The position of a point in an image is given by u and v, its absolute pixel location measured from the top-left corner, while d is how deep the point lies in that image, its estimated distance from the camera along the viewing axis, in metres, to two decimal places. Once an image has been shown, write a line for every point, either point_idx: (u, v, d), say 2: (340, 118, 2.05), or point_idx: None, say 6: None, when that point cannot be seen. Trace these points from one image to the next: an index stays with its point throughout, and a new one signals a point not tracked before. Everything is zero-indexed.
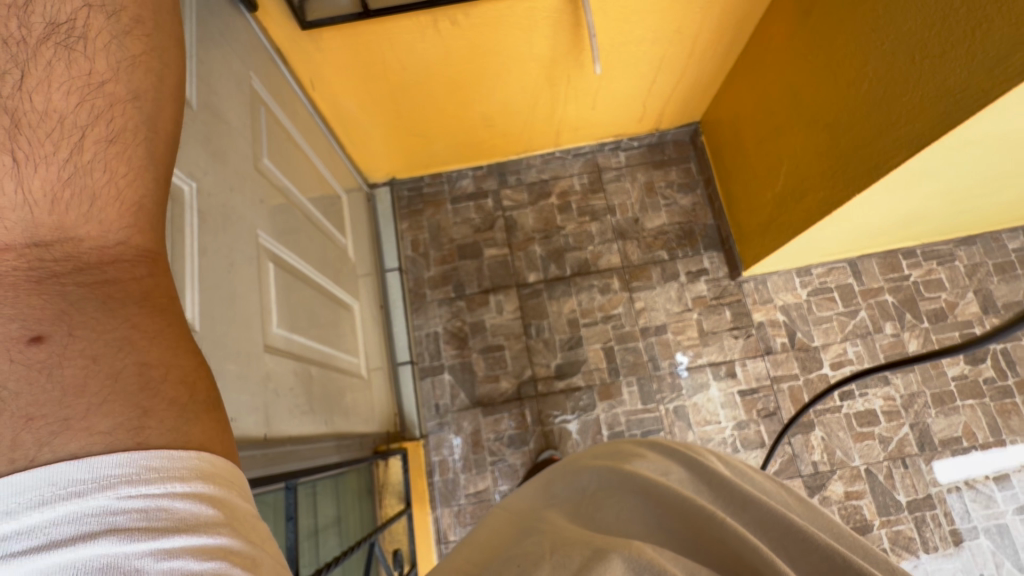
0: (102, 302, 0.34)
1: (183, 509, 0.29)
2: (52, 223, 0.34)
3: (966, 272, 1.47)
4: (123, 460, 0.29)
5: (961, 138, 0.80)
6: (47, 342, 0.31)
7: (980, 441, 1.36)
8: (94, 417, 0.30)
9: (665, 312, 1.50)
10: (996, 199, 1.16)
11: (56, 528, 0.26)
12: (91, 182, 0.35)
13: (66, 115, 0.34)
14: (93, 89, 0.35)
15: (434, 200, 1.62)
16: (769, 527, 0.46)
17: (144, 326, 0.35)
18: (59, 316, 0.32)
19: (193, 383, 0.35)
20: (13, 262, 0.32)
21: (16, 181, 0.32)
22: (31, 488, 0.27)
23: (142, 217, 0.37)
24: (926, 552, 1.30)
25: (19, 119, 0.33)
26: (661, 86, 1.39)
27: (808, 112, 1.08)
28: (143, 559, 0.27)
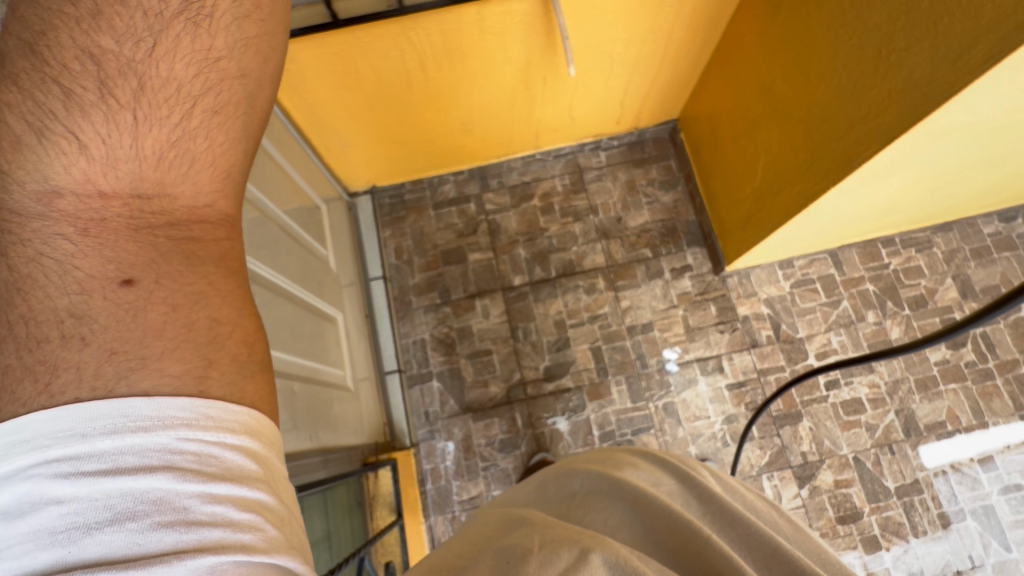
0: (185, 258, 0.40)
1: (230, 460, 0.34)
2: (155, 177, 0.40)
3: (944, 258, 1.49)
4: (188, 406, 0.34)
5: (931, 128, 0.81)
6: (135, 285, 0.37)
7: (964, 425, 1.38)
8: (168, 359, 0.36)
9: (651, 309, 1.50)
10: (972, 185, 1.18)
11: (123, 457, 0.32)
12: (192, 147, 0.42)
13: (182, 84, 0.41)
14: (208, 64, 0.41)
15: (417, 207, 1.61)
16: (757, 546, 0.46)
17: (218, 284, 0.41)
18: (149, 264, 0.38)
19: (251, 343, 0.41)
20: (116, 209, 0.39)
21: (132, 137, 0.39)
22: (108, 417, 0.32)
23: (227, 184, 0.44)
24: (916, 536, 1.32)
25: (144, 83, 0.39)
26: (637, 85, 1.39)
27: (782, 107, 1.09)
28: (191, 499, 0.32)
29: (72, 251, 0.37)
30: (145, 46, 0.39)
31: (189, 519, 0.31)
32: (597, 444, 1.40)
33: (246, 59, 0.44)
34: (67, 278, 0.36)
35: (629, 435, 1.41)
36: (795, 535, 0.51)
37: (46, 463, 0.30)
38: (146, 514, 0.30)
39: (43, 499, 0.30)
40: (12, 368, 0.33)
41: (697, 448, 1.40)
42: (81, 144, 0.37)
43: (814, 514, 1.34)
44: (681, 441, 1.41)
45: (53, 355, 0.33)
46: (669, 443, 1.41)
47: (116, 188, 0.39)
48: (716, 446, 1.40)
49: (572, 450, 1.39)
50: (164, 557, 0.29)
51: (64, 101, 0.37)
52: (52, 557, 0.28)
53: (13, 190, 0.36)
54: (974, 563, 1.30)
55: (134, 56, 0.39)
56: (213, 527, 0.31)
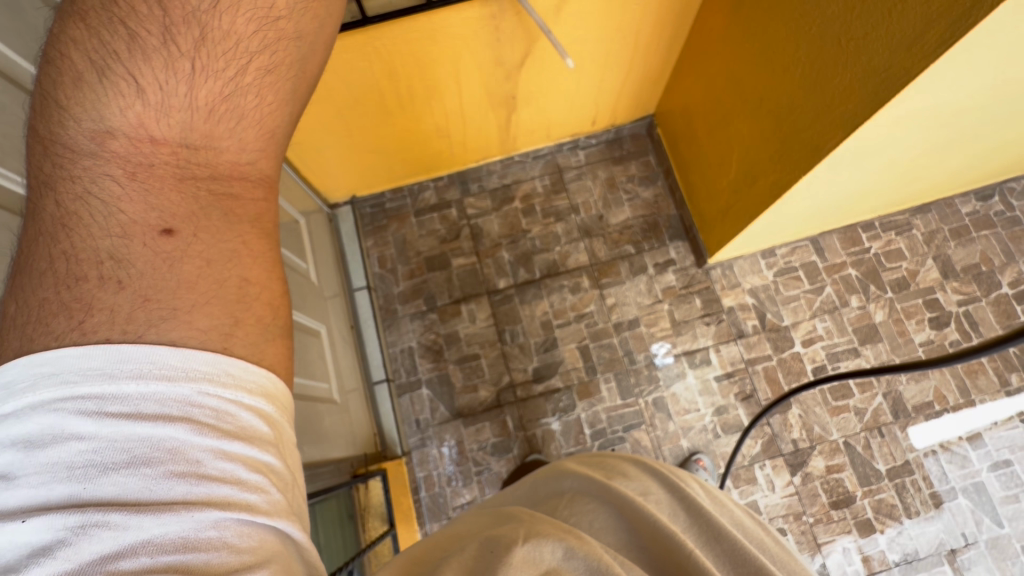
0: (224, 213, 0.39)
1: (244, 420, 0.34)
2: (204, 129, 0.39)
3: (924, 239, 1.50)
4: (210, 361, 0.33)
5: (894, 114, 0.81)
6: (175, 236, 0.36)
7: (951, 404, 1.39)
8: (199, 313, 0.35)
9: (636, 305, 1.51)
10: (948, 165, 1.18)
11: (142, 403, 0.31)
12: (243, 103, 0.40)
13: (241, 39, 0.39)
14: (268, 22, 0.40)
15: (397, 215, 1.61)
16: (739, 563, 0.47)
17: (252, 244, 0.40)
18: (190, 215, 0.37)
19: (278, 307, 0.40)
20: (165, 156, 0.37)
21: (187, 86, 0.37)
22: (133, 361, 0.31)
23: (272, 145, 0.42)
24: (909, 517, 1.32)
25: (205, 33, 0.38)
26: (611, 83, 1.39)
27: (752, 99, 1.09)
28: (205, 453, 0.31)
29: (119, 193, 0.35)
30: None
31: (202, 472, 0.31)
32: (589, 444, 1.40)
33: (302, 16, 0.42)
34: (110, 220, 0.35)
35: (620, 432, 1.41)
36: (778, 555, 0.51)
37: (67, 400, 0.30)
38: (160, 461, 0.30)
39: (62, 433, 0.29)
40: (48, 303, 0.32)
41: (688, 442, 1.41)
42: (138, 88, 0.36)
43: (808, 501, 1.35)
44: (672, 435, 1.41)
45: (89, 294, 0.32)
46: (661, 438, 1.41)
47: (167, 134, 0.37)
48: (708, 438, 1.41)
49: (564, 450, 1.40)
50: (174, 507, 0.29)
51: (128, 43, 0.36)
52: (66, 491, 0.28)
53: (69, 126, 0.35)
54: (968, 541, 1.30)
55: (199, 6, 0.38)
56: (222, 483, 0.31)
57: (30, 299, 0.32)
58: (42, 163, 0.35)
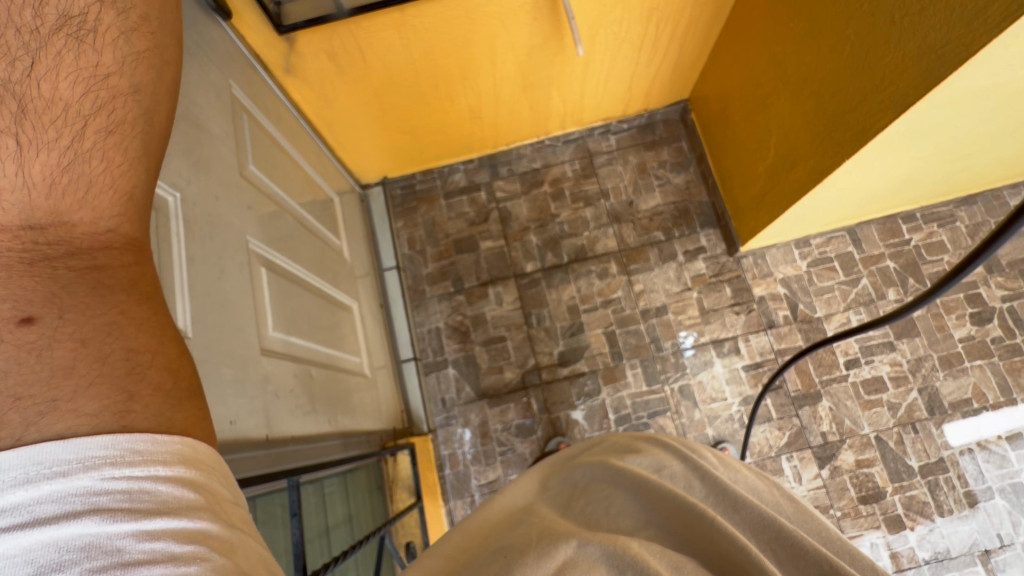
0: (93, 287, 0.38)
1: (164, 493, 0.32)
2: (48, 205, 0.37)
3: (968, 232, 1.45)
4: (111, 441, 0.32)
5: (947, 95, 0.79)
6: (38, 323, 0.34)
7: (990, 402, 1.35)
8: (83, 398, 0.33)
9: (665, 292, 1.49)
10: (994, 155, 1.14)
11: (43, 506, 0.29)
12: (88, 170, 0.39)
13: (70, 103, 0.39)
14: (97, 81, 0.40)
15: (427, 197, 1.62)
16: (761, 528, 0.45)
17: (131, 312, 0.39)
18: (51, 299, 0.35)
19: (177, 369, 0.39)
20: (8, 243, 0.35)
21: (18, 164, 0.36)
22: (19, 467, 0.29)
23: (130, 207, 0.42)
24: (941, 515, 1.29)
25: (25, 104, 0.37)
26: (646, 66, 1.38)
27: (793, 81, 1.07)
28: (126, 538, 0.30)
29: None
30: (21, 67, 0.37)
31: (127, 560, 0.29)
32: (613, 428, 1.41)
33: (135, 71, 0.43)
34: None
35: (645, 418, 1.41)
36: (796, 516, 0.50)
37: None
38: (75, 562, 0.28)
39: None
40: None
41: (714, 430, 1.40)
42: None
43: (835, 494, 1.33)
44: (697, 423, 1.40)
45: None
46: (686, 426, 1.40)
47: (6, 220, 0.35)
48: (734, 427, 1.39)
49: (588, 435, 1.40)
50: None
51: None
52: None
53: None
54: (1004, 542, 1.27)
55: (10, 76, 0.36)
56: (154, 564, 0.29)
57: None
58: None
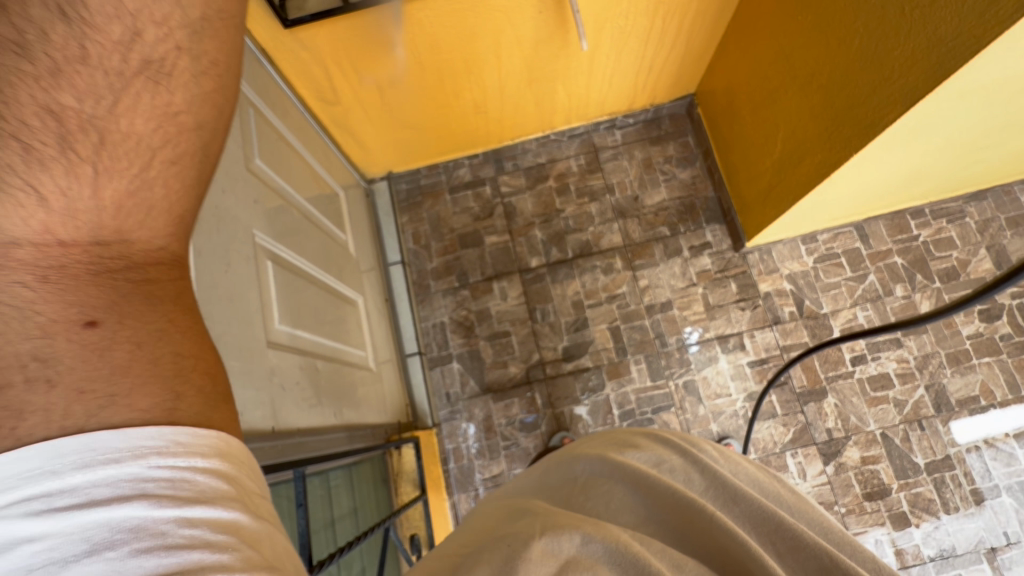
0: (144, 297, 0.35)
1: (203, 482, 0.30)
2: (114, 224, 0.34)
3: (977, 228, 1.44)
4: (156, 433, 0.30)
5: (957, 88, 0.78)
6: (100, 327, 0.32)
7: (999, 399, 1.34)
8: (137, 395, 0.31)
9: (670, 288, 1.49)
10: (1003, 150, 1.12)
11: (91, 489, 0.27)
12: (152, 196, 0.36)
13: (144, 138, 0.34)
14: (169, 117, 0.35)
15: (432, 192, 1.62)
16: (760, 522, 0.45)
17: (179, 321, 0.36)
18: (112, 304, 0.33)
19: (216, 373, 0.37)
20: (77, 257, 0.33)
21: (92, 188, 0.32)
22: (72, 452, 0.28)
23: (182, 227, 0.39)
24: (947, 512, 1.29)
25: (103, 135, 0.32)
26: (652, 60, 1.37)
27: (801, 75, 1.06)
28: (168, 523, 0.27)
29: (30, 297, 0.31)
30: (102, 100, 0.32)
31: (169, 543, 0.27)
32: (617, 423, 1.41)
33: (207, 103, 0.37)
34: (26, 322, 0.30)
35: (648, 414, 1.41)
36: (794, 506, 0.50)
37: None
38: (122, 543, 0.26)
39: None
40: None
41: (718, 426, 1.39)
42: (38, 199, 0.31)
43: (840, 491, 1.32)
44: (702, 419, 1.40)
45: (14, 399, 0.28)
46: (690, 421, 1.40)
47: (75, 235, 0.33)
48: (738, 423, 1.39)
49: (591, 430, 1.40)
50: None
51: (20, 158, 0.30)
52: None
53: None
54: (1010, 540, 1.26)
55: (93, 111, 0.32)
56: (193, 549, 0.27)
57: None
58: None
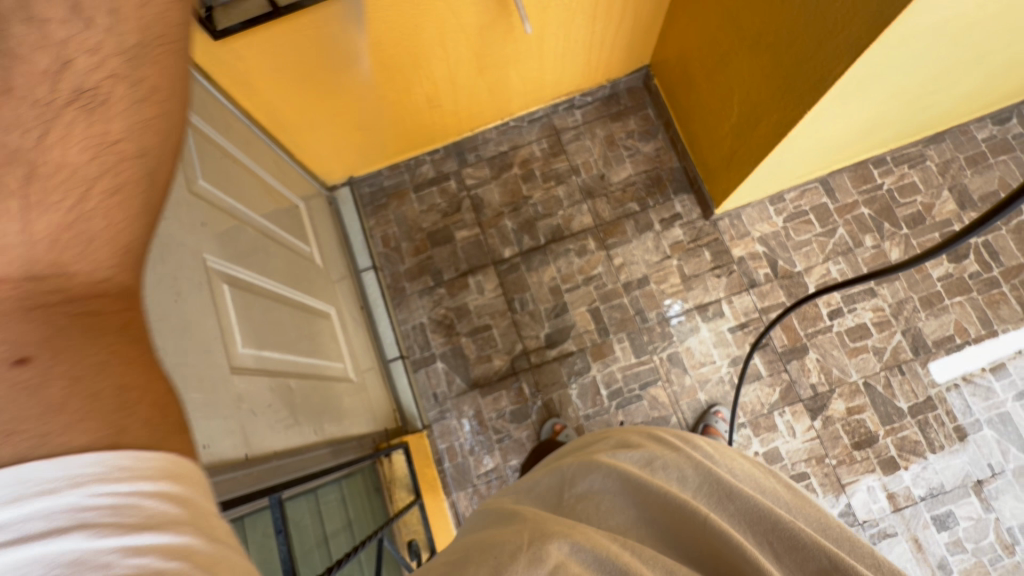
0: (86, 328, 0.32)
1: (152, 507, 0.29)
2: (49, 257, 0.31)
3: (938, 170, 1.46)
4: (95, 458, 0.29)
5: (900, 34, 0.77)
6: (31, 362, 0.30)
7: (972, 336, 1.37)
8: (83, 423, 0.30)
9: (645, 263, 1.49)
10: (957, 90, 1.13)
11: (28, 523, 0.27)
12: (92, 229, 0.32)
13: (77, 169, 0.31)
14: (104, 147, 0.32)
15: (397, 192, 1.59)
16: (757, 519, 0.46)
17: (124, 352, 0.34)
18: (47, 338, 0.31)
19: (167, 405, 0.34)
20: (6, 293, 0.31)
21: (21, 223, 0.30)
22: (5, 485, 0.27)
23: (129, 258, 0.35)
24: (933, 452, 1.32)
25: (32, 168, 0.29)
26: (602, 35, 1.35)
27: (750, 35, 1.05)
28: (112, 553, 0.27)
29: None
30: (30, 133, 0.29)
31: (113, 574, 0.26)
32: (606, 404, 1.41)
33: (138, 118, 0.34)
34: None
35: (637, 390, 1.42)
36: (794, 502, 0.51)
37: None
38: None
39: None
40: None
41: (706, 395, 1.40)
42: None
43: (829, 444, 1.35)
44: (689, 389, 1.41)
45: None
46: (678, 393, 1.41)
47: (7, 270, 0.30)
48: (725, 389, 1.40)
49: (582, 413, 1.41)
50: None
51: None
52: None
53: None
54: (995, 471, 1.30)
55: (21, 143, 0.29)
56: None
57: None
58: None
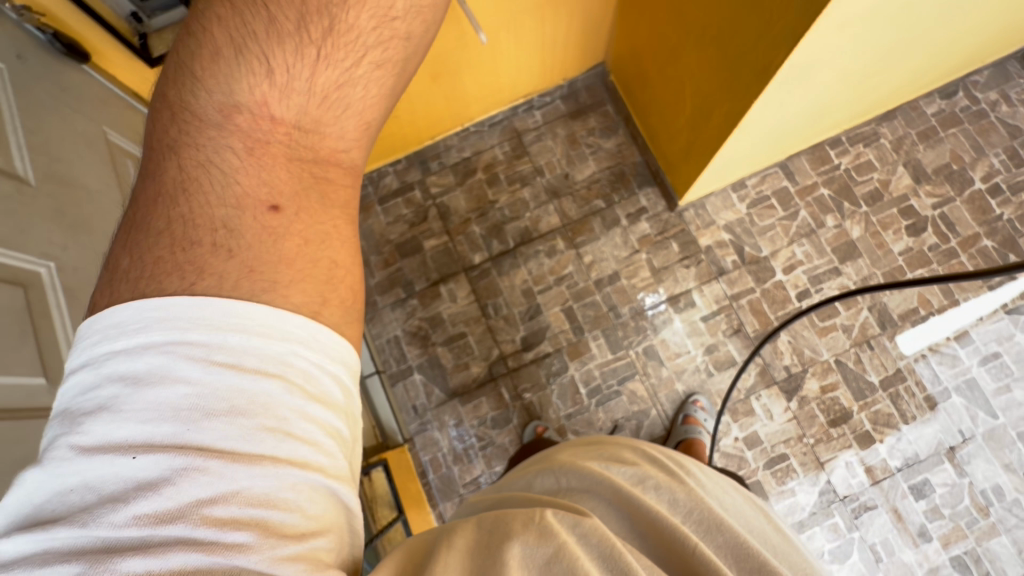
0: (321, 196, 0.44)
1: (324, 387, 0.39)
2: (316, 113, 0.44)
3: (892, 147, 1.49)
4: (303, 327, 0.39)
5: (833, 23, 0.79)
6: (279, 212, 0.42)
7: (936, 306, 1.40)
8: (295, 288, 0.40)
9: (614, 259, 1.49)
10: (900, 69, 1.15)
11: (247, 355, 0.36)
12: (351, 94, 0.44)
13: (360, 34, 0.42)
14: (385, 21, 0.43)
15: (361, 206, 1.58)
16: (742, 559, 0.49)
17: (340, 229, 0.44)
18: (294, 194, 0.42)
19: (356, 291, 0.45)
20: (279, 135, 0.43)
21: (308, 73, 0.42)
22: (236, 319, 0.37)
23: (366, 136, 0.46)
24: (906, 423, 1.35)
25: (333, 24, 0.42)
26: (553, 36, 1.35)
27: (694, 29, 1.06)
28: (294, 413, 0.36)
29: (237, 167, 0.41)
30: None
31: (289, 428, 0.36)
32: (586, 402, 1.41)
33: (412, 17, 0.44)
34: (229, 191, 0.41)
35: (615, 386, 1.42)
36: (779, 546, 0.55)
37: (182, 345, 0.36)
38: (254, 415, 0.35)
39: (173, 375, 0.35)
40: (163, 262, 0.38)
41: (683, 384, 1.42)
42: (268, 70, 0.42)
43: (806, 423, 1.37)
44: (667, 380, 1.42)
45: (201, 258, 0.38)
46: (656, 385, 1.42)
47: (284, 114, 0.43)
48: (702, 377, 1.42)
49: (563, 413, 1.41)
50: (262, 460, 0.34)
51: (266, 25, 0.41)
52: (174, 430, 0.34)
53: (202, 96, 0.42)
54: (965, 437, 1.33)
55: (333, 0, 0.41)
56: (303, 443, 0.36)
57: (146, 256, 0.39)
58: (171, 130, 0.42)
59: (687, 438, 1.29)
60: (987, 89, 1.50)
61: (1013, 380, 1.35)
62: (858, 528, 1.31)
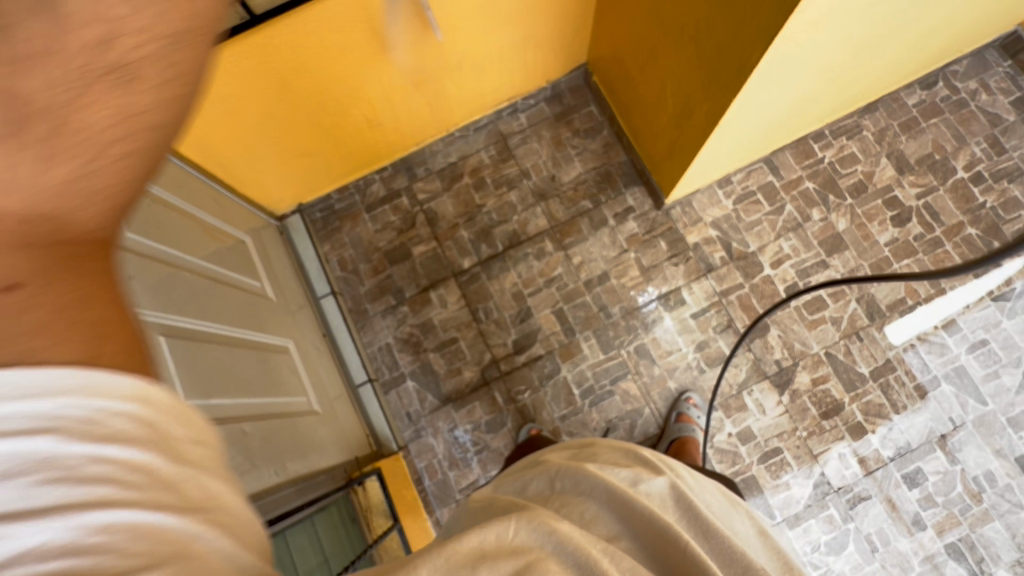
0: (71, 261, 0.32)
1: (120, 424, 0.31)
2: (48, 208, 0.31)
3: (875, 139, 1.50)
4: (73, 373, 0.30)
5: (806, 20, 0.79)
6: (25, 287, 0.29)
7: (923, 296, 1.41)
8: (57, 349, 0.30)
9: (603, 259, 1.50)
10: (878, 63, 1.16)
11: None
12: (99, 185, 0.32)
13: (94, 133, 0.31)
14: (125, 118, 0.31)
15: (349, 214, 1.57)
16: (730, 561, 0.49)
17: (103, 295, 0.34)
18: (43, 269, 0.31)
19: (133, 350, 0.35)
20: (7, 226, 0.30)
21: (35, 169, 0.29)
22: None
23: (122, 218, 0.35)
24: (897, 413, 1.36)
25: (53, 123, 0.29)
26: (533, 39, 1.35)
27: (673, 29, 1.06)
28: (84, 460, 0.29)
29: None
30: (63, 89, 0.29)
31: (80, 477, 0.29)
32: (579, 403, 1.42)
33: (165, 111, 0.34)
34: None
35: (608, 386, 1.42)
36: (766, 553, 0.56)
37: None
38: (27, 476, 0.28)
39: None
40: None
41: (675, 382, 1.42)
42: None
43: (798, 416, 1.38)
44: (659, 378, 1.43)
45: None
46: (649, 384, 1.42)
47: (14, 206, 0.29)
48: (694, 374, 1.42)
49: (557, 415, 1.41)
50: (52, 516, 0.27)
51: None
52: None
53: None
54: (956, 424, 1.34)
55: (56, 99, 0.29)
56: (102, 485, 0.29)
57: None
58: None
59: (681, 435, 1.30)
60: (966, 78, 1.51)
61: (1001, 366, 1.36)
62: (854, 519, 1.31)
